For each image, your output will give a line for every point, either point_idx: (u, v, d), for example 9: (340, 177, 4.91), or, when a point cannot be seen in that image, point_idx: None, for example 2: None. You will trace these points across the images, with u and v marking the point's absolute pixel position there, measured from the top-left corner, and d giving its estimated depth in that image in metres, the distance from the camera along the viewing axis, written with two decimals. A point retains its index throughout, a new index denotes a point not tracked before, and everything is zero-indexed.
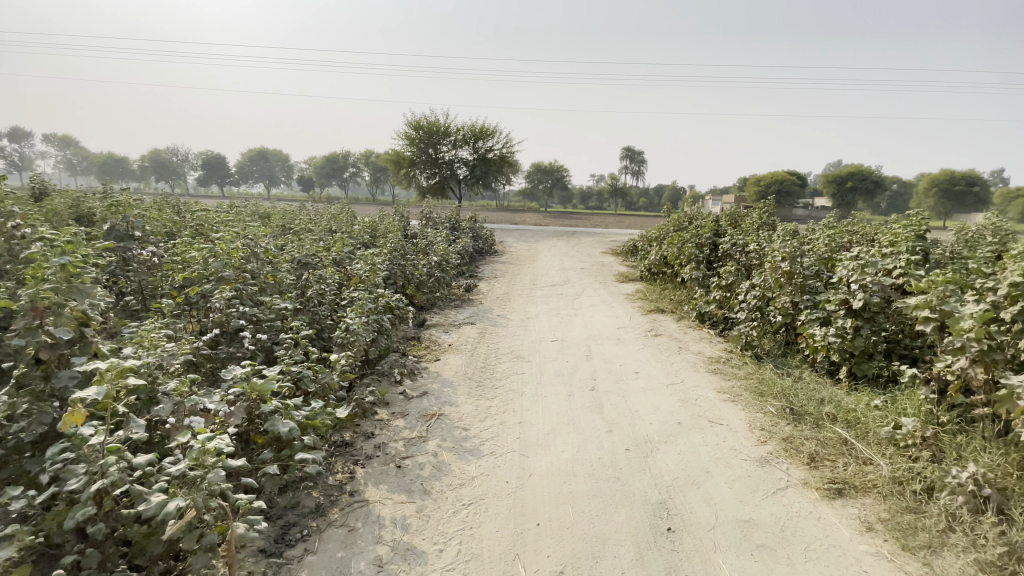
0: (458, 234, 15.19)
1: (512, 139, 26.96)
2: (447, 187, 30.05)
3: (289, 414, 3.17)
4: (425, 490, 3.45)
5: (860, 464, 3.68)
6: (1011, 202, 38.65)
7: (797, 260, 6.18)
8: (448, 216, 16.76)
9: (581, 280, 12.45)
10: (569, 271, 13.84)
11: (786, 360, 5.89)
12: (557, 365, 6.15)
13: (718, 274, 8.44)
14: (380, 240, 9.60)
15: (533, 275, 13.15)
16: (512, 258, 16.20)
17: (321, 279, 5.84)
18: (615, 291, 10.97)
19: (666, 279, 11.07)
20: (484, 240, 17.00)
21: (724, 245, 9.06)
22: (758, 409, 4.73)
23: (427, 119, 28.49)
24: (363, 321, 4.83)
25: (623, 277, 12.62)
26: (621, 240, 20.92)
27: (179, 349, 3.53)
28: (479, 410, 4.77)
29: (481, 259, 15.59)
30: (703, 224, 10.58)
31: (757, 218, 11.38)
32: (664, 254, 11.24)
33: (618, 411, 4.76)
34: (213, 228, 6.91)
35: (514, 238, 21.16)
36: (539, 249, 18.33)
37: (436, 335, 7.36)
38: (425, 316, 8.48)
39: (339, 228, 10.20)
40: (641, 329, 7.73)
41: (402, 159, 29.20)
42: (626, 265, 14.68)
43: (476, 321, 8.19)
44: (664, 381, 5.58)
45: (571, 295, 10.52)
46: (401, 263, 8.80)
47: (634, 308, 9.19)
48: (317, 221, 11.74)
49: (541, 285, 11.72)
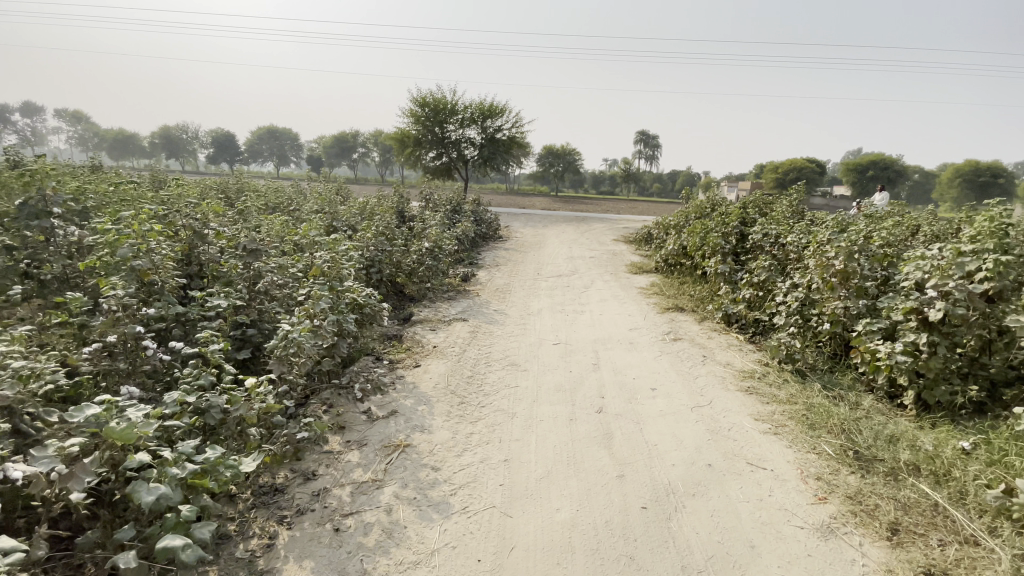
0: (458, 217, 14.11)
1: (521, 119, 25.70)
2: (453, 167, 28.89)
3: (164, 473, 2.22)
4: (364, 572, 2.50)
5: (967, 546, 2.78)
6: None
7: (854, 256, 5.09)
8: (449, 197, 15.66)
9: (589, 270, 11.40)
10: (577, 259, 12.78)
11: (835, 378, 4.87)
12: (559, 375, 5.16)
13: (748, 269, 7.36)
14: (365, 223, 8.59)
15: (537, 263, 12.10)
16: (516, 244, 15.15)
17: (278, 268, 4.87)
18: (626, 283, 9.92)
19: (683, 272, 10.00)
20: (487, 224, 15.92)
21: (755, 235, 7.95)
22: (811, 448, 3.73)
23: (433, 96, 27.20)
24: (313, 326, 3.86)
25: (635, 268, 11.55)
26: (633, 226, 19.82)
27: (38, 371, 2.59)
28: (456, 440, 3.79)
29: (483, 244, 14.54)
30: (728, 212, 9.46)
31: (787, 206, 10.23)
32: (682, 244, 10.14)
33: (631, 446, 3.78)
34: (158, 203, 5.87)
35: (520, 223, 20.06)
36: (546, 235, 17.24)
37: (422, 334, 6.41)
38: (412, 310, 7.51)
39: (322, 208, 9.19)
40: (658, 332, 6.72)
41: (407, 138, 28.02)
42: (638, 254, 13.59)
43: (469, 318, 7.21)
44: (687, 402, 4.58)
45: (579, 288, 9.51)
46: (387, 249, 7.81)
47: (649, 305, 8.15)
48: (302, 200, 10.73)
49: (546, 275, 10.69)
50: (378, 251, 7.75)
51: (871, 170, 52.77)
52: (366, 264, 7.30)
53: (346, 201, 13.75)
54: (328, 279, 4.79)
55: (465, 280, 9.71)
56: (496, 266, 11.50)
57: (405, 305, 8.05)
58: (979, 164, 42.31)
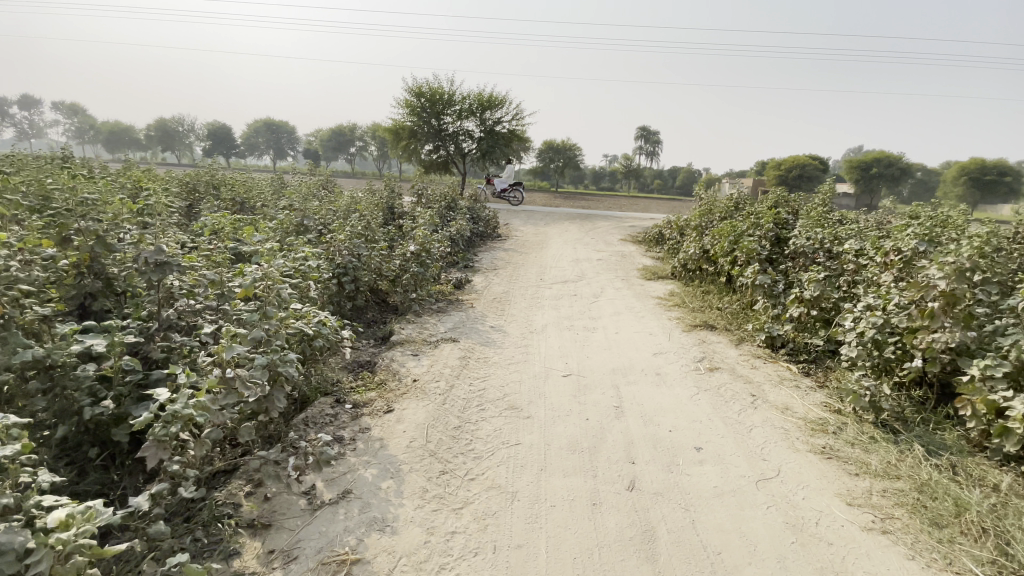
0: (453, 214, 12.90)
1: (522, 111, 24.42)
2: (451, 161, 27.63)
3: None
4: None
5: None
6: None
7: (966, 276, 3.99)
8: (444, 192, 14.44)
9: (598, 275, 10.21)
10: (583, 262, 11.60)
11: (936, 437, 3.83)
12: (573, 424, 3.97)
13: (792, 281, 6.27)
14: (343, 221, 7.38)
15: (540, 266, 10.93)
16: (517, 244, 13.95)
17: (197, 284, 3.66)
18: (641, 291, 8.75)
19: (706, 279, 8.83)
20: (484, 221, 14.72)
21: (800, 241, 6.78)
22: (944, 566, 2.64)
23: (430, 86, 25.85)
24: (217, 379, 2.64)
25: (649, 272, 10.37)
26: (640, 224, 18.66)
27: None
28: (431, 547, 2.62)
29: (480, 244, 13.35)
30: (761, 212, 8.27)
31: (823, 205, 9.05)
32: (705, 247, 8.95)
33: (683, 559, 2.62)
34: (61, 196, 4.63)
35: (520, 220, 18.84)
36: (549, 234, 16.04)
37: (402, 359, 5.24)
38: (394, 326, 6.34)
39: (294, 204, 7.98)
40: (689, 358, 5.55)
41: (402, 129, 26.70)
42: (649, 257, 12.41)
43: (460, 337, 6.03)
44: (747, 472, 3.42)
45: (588, 297, 8.34)
46: (365, 253, 6.62)
47: (673, 320, 6.98)
48: (275, 194, 9.49)
49: (550, 281, 9.50)
50: (354, 256, 6.55)
51: (876, 167, 51.61)
52: (338, 273, 6.10)
53: (330, 195, 12.54)
54: (261, 297, 3.57)
55: (458, 287, 8.53)
56: (493, 270, 10.31)
57: (386, 318, 6.88)
58: (986, 162, 41.17)
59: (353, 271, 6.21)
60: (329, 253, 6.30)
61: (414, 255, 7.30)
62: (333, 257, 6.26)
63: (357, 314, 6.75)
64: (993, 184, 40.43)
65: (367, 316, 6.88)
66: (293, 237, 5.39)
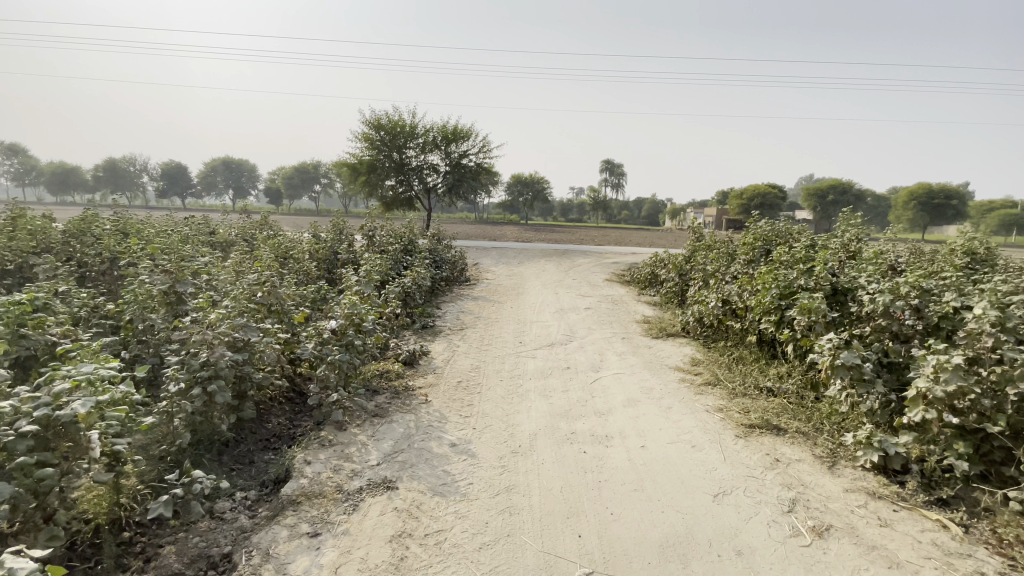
0: (411, 258, 10.72)
1: (489, 143, 22.83)
2: (415, 197, 25.62)
3: None
4: None
5: None
6: (1000, 214, 36.45)
7: None
8: (400, 231, 12.27)
9: (591, 332, 8.14)
10: (569, 314, 9.53)
11: None
12: None
13: (903, 366, 4.53)
14: (232, 284, 5.10)
15: (517, 322, 8.81)
16: (488, 291, 11.82)
17: None
18: (652, 359, 6.71)
19: (732, 340, 6.90)
20: (448, 265, 12.59)
21: (876, 295, 4.93)
22: None
23: (390, 117, 24.01)
24: None
25: (653, 326, 8.37)
26: (623, 261, 16.91)
27: None
28: None
29: (444, 293, 11.17)
30: (797, 255, 6.48)
31: (863, 242, 7.35)
32: (726, 298, 7.05)
33: None
34: None
35: (491, 259, 16.79)
36: (524, 276, 13.98)
37: (291, 547, 2.96)
38: (299, 454, 4.10)
39: (173, 260, 5.66)
40: (769, 502, 3.46)
41: (360, 164, 24.54)
42: (645, 303, 10.47)
43: (402, 472, 3.81)
44: None
45: (585, 372, 6.23)
46: (259, 336, 4.41)
47: (714, 414, 4.91)
48: (164, 241, 7.12)
49: (532, 346, 7.36)
50: (236, 343, 4.29)
51: (832, 193, 52.43)
52: (206, 374, 3.86)
53: (256, 241, 10.16)
54: None
55: (410, 364, 6.29)
56: (460, 331, 8.12)
57: (296, 432, 4.66)
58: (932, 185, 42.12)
59: (229, 373, 4.02)
60: (190, 343, 4.04)
61: (340, 331, 5.05)
62: (197, 351, 4.00)
63: (248, 431, 4.51)
64: (942, 207, 41.16)
65: (266, 429, 4.64)
66: (77, 344, 3.09)
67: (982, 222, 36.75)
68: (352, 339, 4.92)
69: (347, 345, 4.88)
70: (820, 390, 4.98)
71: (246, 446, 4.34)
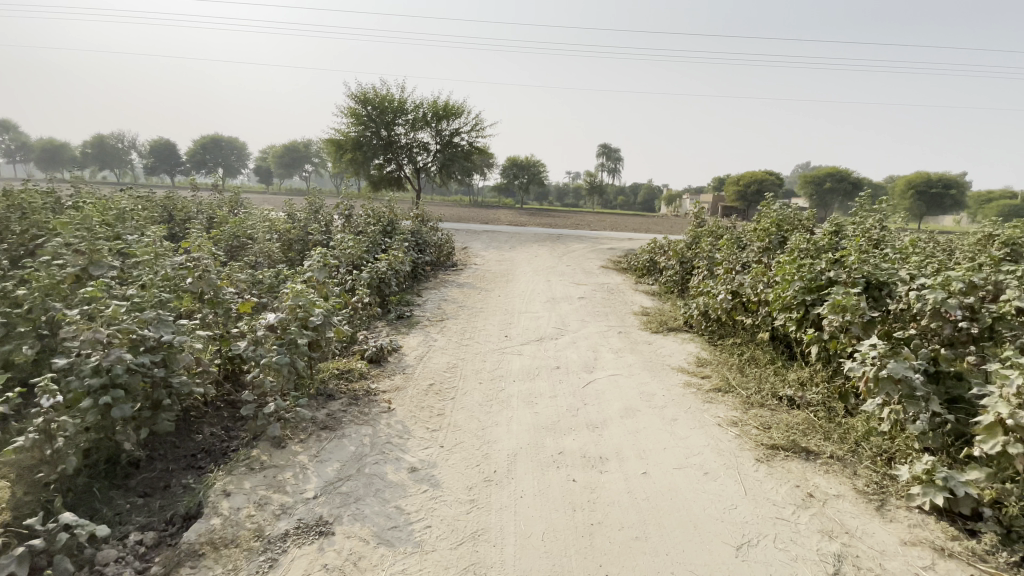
0: (391, 240, 9.85)
1: (481, 120, 21.77)
2: (404, 176, 24.55)
3: None
4: None
5: None
6: (997, 204, 35.88)
7: None
8: (381, 211, 11.36)
9: (584, 325, 7.36)
10: (561, 303, 8.75)
11: None
12: None
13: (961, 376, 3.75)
14: (154, 268, 4.26)
15: (503, 313, 8.01)
16: (475, 277, 10.98)
17: None
18: (653, 358, 5.94)
19: (742, 337, 6.15)
20: (432, 248, 11.73)
21: (922, 293, 4.14)
22: None
23: (378, 92, 22.81)
24: None
25: (652, 318, 7.60)
26: (619, 247, 16.11)
27: None
28: None
29: (427, 279, 10.33)
30: (819, 244, 5.71)
31: (886, 229, 6.62)
32: (736, 289, 6.32)
33: None
34: None
35: (481, 243, 15.93)
36: (514, 261, 13.14)
37: None
38: (219, 481, 3.32)
39: (94, 238, 4.78)
40: (807, 558, 2.70)
41: (346, 141, 23.35)
42: (643, 293, 9.68)
43: (341, 510, 3.04)
44: None
45: (577, 373, 5.46)
46: (175, 333, 3.60)
47: (727, 431, 4.16)
48: (99, 216, 6.20)
49: (518, 340, 6.57)
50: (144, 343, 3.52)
51: (828, 181, 51.66)
52: (97, 385, 3.12)
53: (219, 220, 9.23)
54: None
55: (376, 362, 5.49)
56: (439, 323, 7.30)
57: (230, 444, 3.96)
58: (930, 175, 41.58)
59: (141, 380, 3.37)
60: (77, 343, 3.27)
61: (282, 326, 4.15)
62: (86, 353, 3.25)
63: (168, 446, 3.82)
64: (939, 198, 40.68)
65: (193, 442, 3.95)
66: None
67: (979, 212, 36.16)
68: (291, 335, 4.06)
69: (285, 343, 4.02)
70: (852, 401, 4.29)
71: (164, 466, 3.67)
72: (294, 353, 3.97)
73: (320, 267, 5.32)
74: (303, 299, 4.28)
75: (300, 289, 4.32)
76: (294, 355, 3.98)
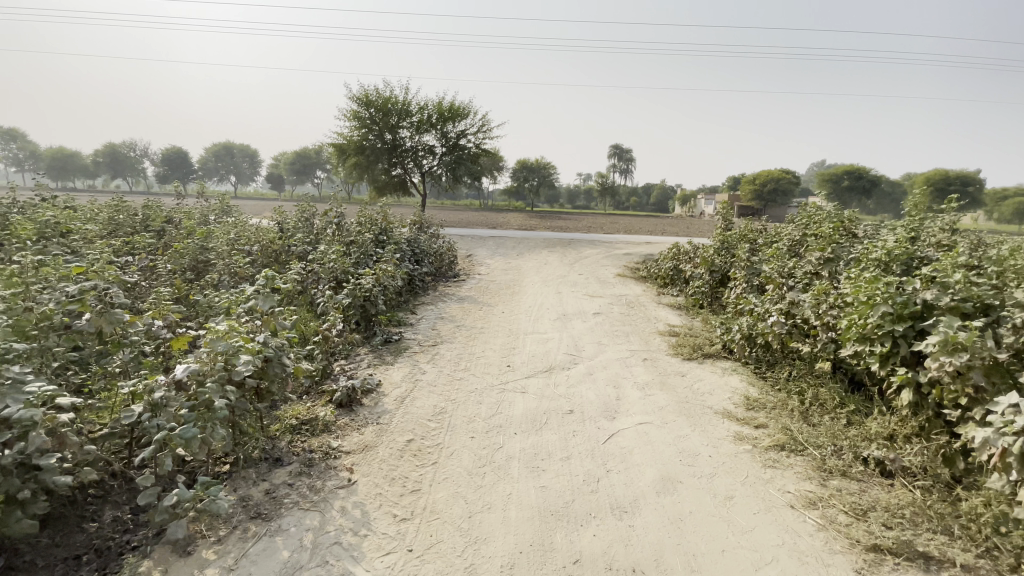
0: (383, 250, 8.81)
1: (488, 121, 20.76)
2: (408, 180, 23.61)
3: None
4: None
5: None
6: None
7: None
8: (375, 217, 10.34)
9: (601, 349, 6.25)
10: (574, 321, 7.63)
11: None
12: None
13: None
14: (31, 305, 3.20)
15: (507, 334, 6.92)
16: (477, 289, 9.90)
17: None
18: (689, 396, 4.81)
19: (798, 368, 4.99)
20: (432, 257, 10.68)
21: None
22: None
23: (380, 93, 21.91)
24: None
25: (682, 340, 6.46)
26: (636, 252, 14.95)
27: None
28: None
29: (425, 293, 9.29)
30: (896, 254, 4.57)
31: (969, 233, 5.45)
32: (789, 311, 5.21)
33: None
34: None
35: (487, 250, 14.87)
36: (522, 270, 12.03)
37: None
38: None
39: None
40: None
41: (348, 144, 22.49)
42: (667, 307, 8.54)
43: None
44: None
45: (596, 420, 4.34)
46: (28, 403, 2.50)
47: (805, 520, 3.02)
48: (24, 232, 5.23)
49: (523, 371, 5.47)
50: None
51: (846, 178, 49.85)
52: None
53: (190, 231, 8.25)
54: None
55: (346, 408, 4.45)
56: (431, 348, 6.23)
57: (132, 543, 2.93)
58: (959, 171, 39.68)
59: None
60: None
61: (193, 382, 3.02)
62: None
63: (42, 551, 2.78)
64: None
65: (81, 543, 2.90)
66: None
67: (1006, 209, 34.34)
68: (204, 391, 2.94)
69: (195, 404, 2.92)
70: (960, 466, 3.27)
71: None
72: (207, 422, 2.91)
73: (264, 294, 3.89)
74: (226, 341, 3.17)
75: (223, 327, 3.23)
76: (205, 424, 2.91)
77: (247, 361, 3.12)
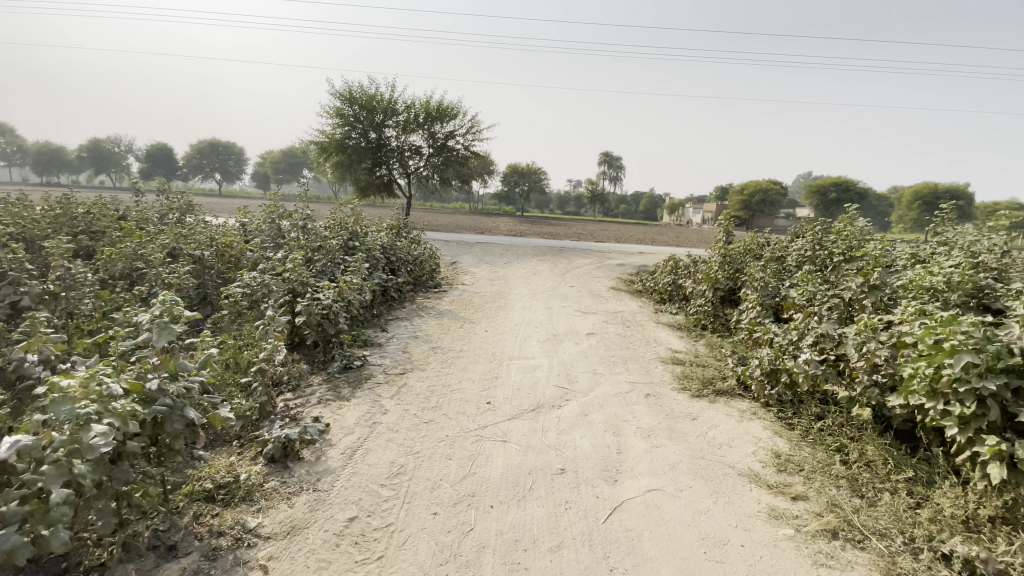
0: (352, 257, 7.88)
1: (477, 122, 19.92)
2: (393, 181, 22.61)
3: None
4: None
5: None
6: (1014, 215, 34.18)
7: None
8: (348, 219, 9.40)
9: (597, 382, 5.39)
10: (565, 343, 6.76)
11: None
12: None
13: None
14: None
15: (488, 359, 6.02)
16: (459, 302, 9.00)
17: None
18: (705, 449, 3.96)
19: (833, 415, 4.18)
20: (410, 266, 9.75)
21: None
22: None
23: (364, 89, 20.91)
24: None
25: (689, 370, 5.62)
26: (628, 262, 14.18)
27: None
28: None
29: (399, 307, 8.36)
30: (960, 289, 3.93)
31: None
32: (825, 347, 4.47)
33: None
34: None
35: (472, 257, 13.98)
36: (509, 280, 11.13)
37: None
38: None
39: None
40: None
41: (330, 143, 21.45)
42: (667, 328, 7.72)
43: None
44: None
45: (594, 484, 3.47)
46: None
47: None
48: None
49: (506, 410, 4.58)
50: None
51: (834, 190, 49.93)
52: None
53: (130, 232, 7.21)
54: None
55: (281, 466, 3.54)
56: (399, 377, 5.32)
57: None
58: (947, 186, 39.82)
59: None
60: None
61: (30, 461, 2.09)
62: None
63: None
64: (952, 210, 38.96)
65: None
66: None
67: None
68: (37, 478, 2.02)
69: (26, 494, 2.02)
70: None
71: None
72: (41, 522, 1.99)
73: (160, 326, 2.92)
74: (76, 404, 2.22)
75: (76, 384, 2.28)
76: (40, 524, 1.99)
77: (104, 432, 2.17)
